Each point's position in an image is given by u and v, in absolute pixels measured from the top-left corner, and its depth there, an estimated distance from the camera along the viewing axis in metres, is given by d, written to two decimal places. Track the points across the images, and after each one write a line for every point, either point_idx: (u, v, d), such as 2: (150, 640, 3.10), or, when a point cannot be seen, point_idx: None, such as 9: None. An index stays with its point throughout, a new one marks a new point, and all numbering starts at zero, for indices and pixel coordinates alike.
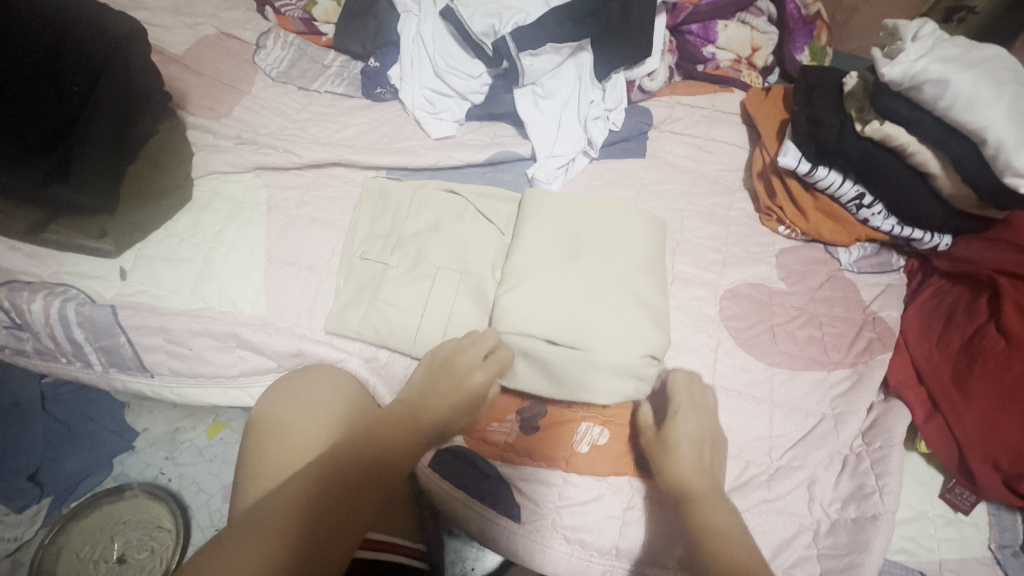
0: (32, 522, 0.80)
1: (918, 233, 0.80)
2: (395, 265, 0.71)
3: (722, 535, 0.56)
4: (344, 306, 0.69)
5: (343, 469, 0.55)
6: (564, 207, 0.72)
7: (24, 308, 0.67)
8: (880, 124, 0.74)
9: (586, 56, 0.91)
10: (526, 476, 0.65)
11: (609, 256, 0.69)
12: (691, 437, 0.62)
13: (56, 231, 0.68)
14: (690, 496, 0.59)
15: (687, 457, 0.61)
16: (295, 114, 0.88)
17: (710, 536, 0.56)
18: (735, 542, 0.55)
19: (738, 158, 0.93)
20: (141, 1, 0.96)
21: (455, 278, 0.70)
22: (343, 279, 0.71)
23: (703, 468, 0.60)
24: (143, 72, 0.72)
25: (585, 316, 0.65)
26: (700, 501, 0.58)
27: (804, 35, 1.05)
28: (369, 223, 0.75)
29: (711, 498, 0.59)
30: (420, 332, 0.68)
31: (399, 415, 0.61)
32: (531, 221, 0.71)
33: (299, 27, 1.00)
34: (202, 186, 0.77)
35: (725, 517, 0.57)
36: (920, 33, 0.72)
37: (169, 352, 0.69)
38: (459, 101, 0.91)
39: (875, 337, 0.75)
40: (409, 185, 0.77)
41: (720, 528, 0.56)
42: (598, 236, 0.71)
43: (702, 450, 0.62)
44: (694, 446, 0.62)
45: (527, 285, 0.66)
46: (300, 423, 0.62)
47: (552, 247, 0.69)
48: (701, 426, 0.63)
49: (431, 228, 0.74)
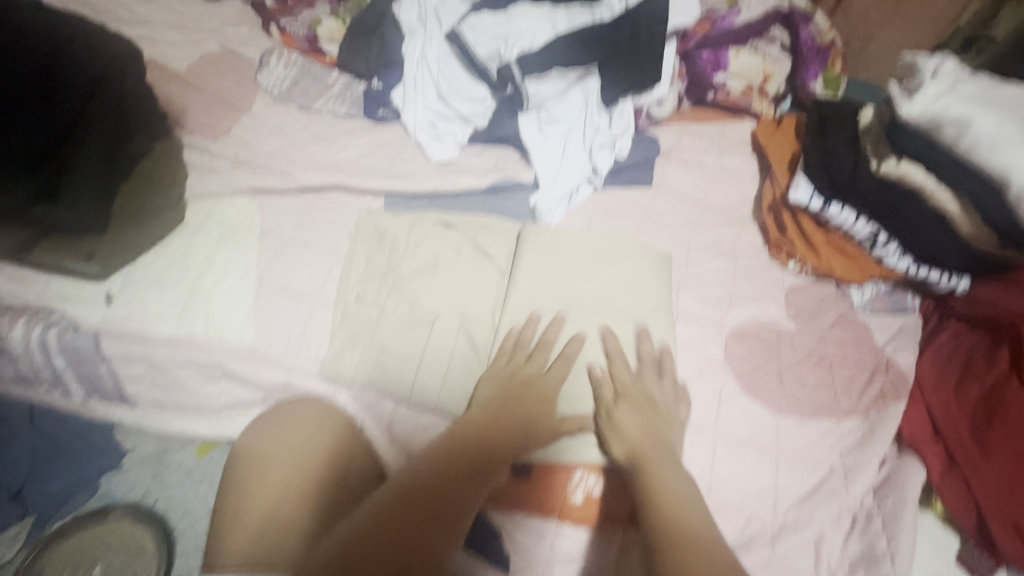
0: (13, 542, 0.80)
1: (935, 274, 0.74)
2: (391, 308, 0.69)
3: (670, 500, 0.54)
4: (340, 349, 0.68)
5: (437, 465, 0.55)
6: (556, 246, 0.73)
7: (3, 335, 0.65)
8: (897, 161, 0.74)
9: (593, 82, 0.87)
10: (519, 523, 0.61)
11: (609, 309, 0.70)
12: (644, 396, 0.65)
13: (43, 253, 0.66)
14: (637, 459, 0.59)
15: (630, 421, 0.62)
16: (294, 134, 0.86)
17: (659, 499, 0.54)
18: (676, 497, 0.54)
19: (747, 189, 0.90)
20: (145, 16, 0.95)
21: (456, 324, 0.68)
22: (338, 321, 0.69)
23: (647, 431, 0.61)
24: (137, 93, 0.72)
25: (575, 372, 0.66)
26: (649, 464, 0.58)
27: (819, 63, 1.03)
28: (365, 261, 0.72)
29: (659, 459, 0.59)
30: (416, 383, 0.66)
31: (461, 462, 0.56)
32: (528, 269, 0.71)
33: (303, 45, 0.99)
34: (195, 208, 0.75)
35: (671, 474, 0.57)
36: (939, 73, 0.73)
37: (152, 382, 0.67)
38: (461, 124, 0.88)
39: (888, 384, 0.72)
40: (406, 220, 0.75)
41: (664, 487, 0.55)
42: (599, 282, 0.72)
43: (646, 414, 0.63)
44: (636, 414, 0.63)
45: (531, 343, 0.67)
46: (289, 455, 0.60)
47: (549, 295, 0.70)
48: (640, 388, 0.65)
49: (429, 267, 0.71)
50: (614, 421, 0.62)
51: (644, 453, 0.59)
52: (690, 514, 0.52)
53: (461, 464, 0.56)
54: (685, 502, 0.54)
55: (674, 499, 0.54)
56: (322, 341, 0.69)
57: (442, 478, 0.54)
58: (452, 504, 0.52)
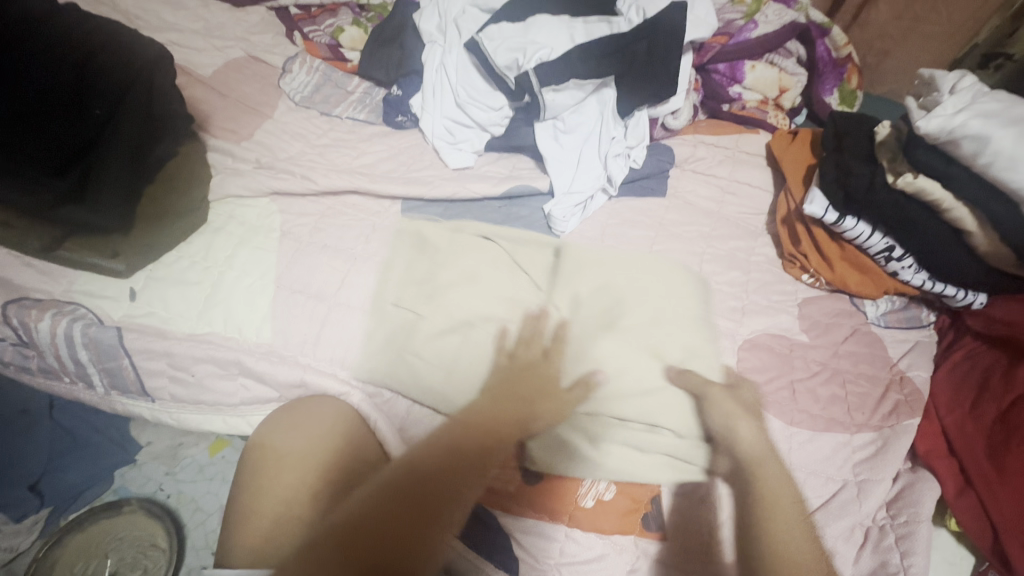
0: (30, 533, 0.81)
1: (951, 289, 0.76)
2: (426, 316, 0.68)
3: (775, 505, 0.59)
4: (372, 354, 0.68)
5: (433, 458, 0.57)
6: (591, 262, 0.76)
7: (31, 326, 0.66)
8: (913, 176, 0.72)
9: (609, 92, 0.90)
10: (529, 530, 0.62)
11: (653, 319, 0.70)
12: (754, 401, 0.68)
13: (71, 249, 0.67)
14: (748, 462, 0.62)
15: (744, 423, 0.64)
16: (316, 139, 0.88)
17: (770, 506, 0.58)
18: (785, 503, 0.59)
19: (761, 202, 0.91)
20: (174, 23, 0.98)
21: (493, 333, 0.68)
22: (373, 326, 0.69)
23: (757, 434, 0.64)
24: (166, 97, 0.74)
25: (622, 378, 0.65)
26: (760, 465, 0.62)
27: (833, 78, 1.07)
28: (404, 268, 0.73)
29: (768, 464, 0.62)
30: (447, 390, 0.65)
31: (446, 455, 0.58)
32: (570, 281, 0.73)
33: (326, 53, 1.01)
34: (218, 210, 0.77)
35: (778, 478, 0.61)
36: (958, 86, 0.70)
37: (171, 377, 0.69)
38: (479, 132, 0.91)
39: (902, 400, 0.71)
40: (446, 231, 0.77)
41: (767, 490, 0.60)
42: (642, 292, 0.72)
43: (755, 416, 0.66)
44: (743, 417, 0.65)
45: (576, 353, 0.67)
46: (300, 452, 0.61)
47: (589, 308, 0.70)
48: (743, 397, 0.68)
49: (467, 279, 0.72)
50: (730, 420, 0.64)
51: (755, 454, 0.63)
52: (790, 527, 0.58)
53: (451, 456, 0.57)
54: (791, 510, 0.59)
55: (780, 506, 0.59)
56: (339, 342, 0.69)
57: (428, 475, 0.56)
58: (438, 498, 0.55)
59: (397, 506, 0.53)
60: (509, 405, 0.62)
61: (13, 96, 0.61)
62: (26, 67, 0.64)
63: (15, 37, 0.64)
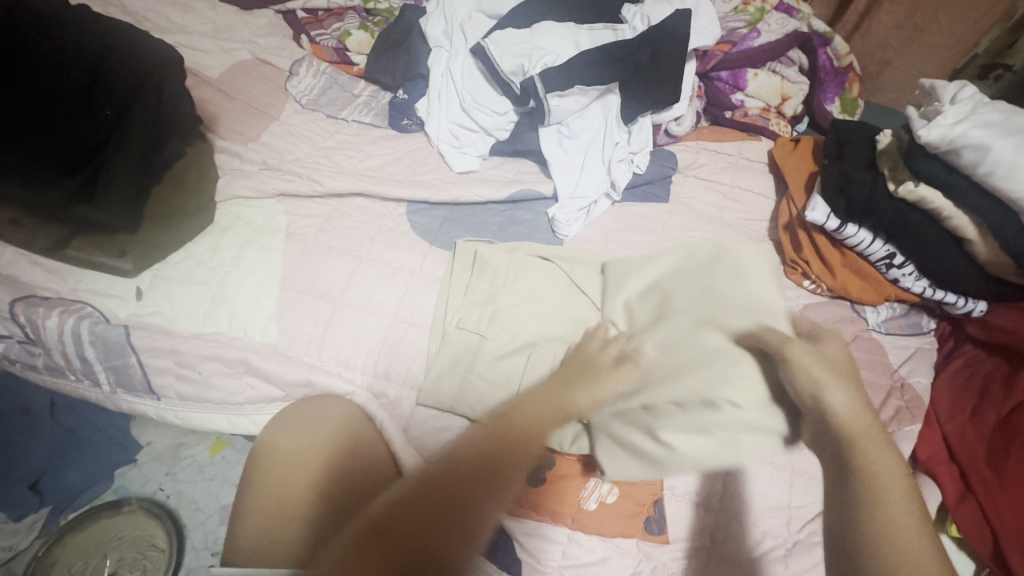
0: (30, 531, 0.80)
1: (952, 296, 0.77)
2: (490, 337, 0.69)
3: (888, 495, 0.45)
4: (437, 376, 0.67)
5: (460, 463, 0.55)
6: (653, 267, 0.74)
7: (39, 323, 0.66)
8: (914, 185, 0.73)
9: (614, 99, 0.90)
10: (533, 532, 0.62)
11: (712, 300, 0.66)
12: (839, 358, 0.55)
13: (78, 248, 0.67)
14: (853, 439, 0.48)
15: (836, 389, 0.51)
16: (321, 141, 0.89)
17: (881, 499, 0.45)
18: (901, 493, 0.45)
19: (763, 208, 0.91)
20: (182, 24, 0.99)
21: (557, 351, 0.69)
22: (436, 348, 0.69)
23: (859, 405, 0.50)
24: (176, 98, 0.74)
25: (678, 367, 0.63)
26: (864, 445, 0.48)
27: (835, 86, 1.09)
28: (464, 289, 0.72)
29: (871, 440, 0.48)
30: None
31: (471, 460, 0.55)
32: (619, 288, 0.73)
33: (332, 56, 1.02)
34: (225, 210, 0.77)
35: (888, 459, 0.47)
36: (959, 96, 0.71)
37: (178, 375, 0.69)
38: (484, 136, 0.92)
39: (903, 406, 0.71)
40: (503, 253, 0.76)
41: (880, 477, 0.46)
42: (696, 277, 0.70)
43: (842, 376, 0.53)
44: (836, 383, 0.51)
45: (630, 352, 0.67)
46: (303, 451, 0.61)
47: (642, 314, 0.71)
48: (830, 356, 0.55)
49: (528, 301, 0.72)
50: (818, 385, 0.52)
51: (856, 428, 0.49)
52: (908, 524, 0.44)
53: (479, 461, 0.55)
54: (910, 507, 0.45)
55: (893, 503, 0.45)
56: (344, 342, 0.70)
57: (452, 480, 0.53)
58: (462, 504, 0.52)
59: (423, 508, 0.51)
60: (542, 410, 0.61)
61: (23, 100, 0.63)
62: (40, 71, 0.65)
63: (26, 44, 0.66)
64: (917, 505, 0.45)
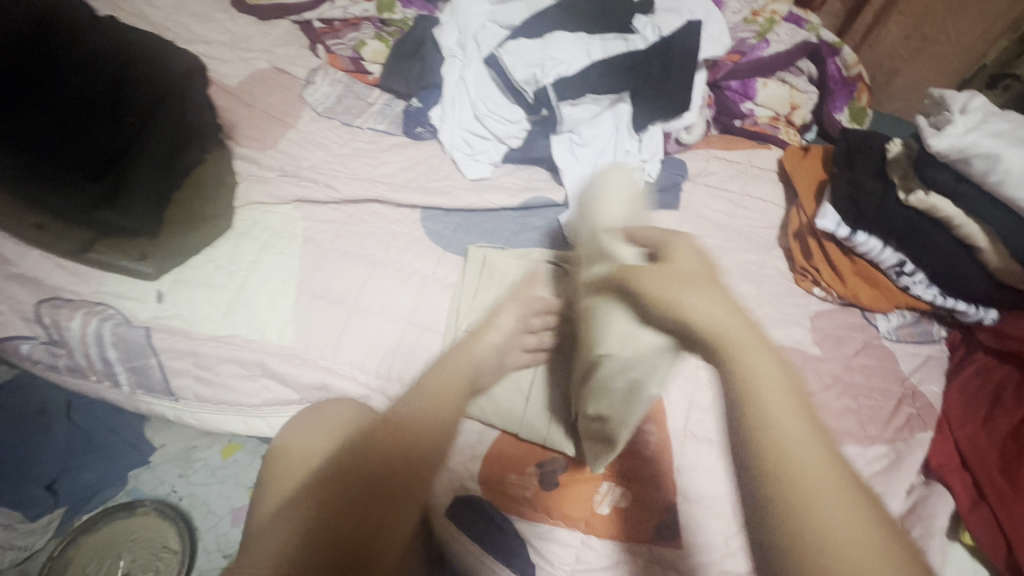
0: (45, 532, 0.81)
1: (962, 305, 0.77)
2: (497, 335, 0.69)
3: (772, 412, 0.37)
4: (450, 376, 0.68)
5: (368, 458, 0.57)
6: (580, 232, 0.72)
7: (63, 325, 0.68)
8: (925, 194, 0.74)
9: (624, 107, 0.91)
10: (546, 535, 0.62)
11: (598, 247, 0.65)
12: (692, 262, 0.48)
13: (101, 251, 0.68)
14: (720, 346, 0.41)
15: (690, 297, 0.43)
16: (337, 148, 0.90)
17: (767, 428, 0.37)
18: (782, 406, 0.38)
19: (773, 216, 0.92)
20: (202, 35, 1.01)
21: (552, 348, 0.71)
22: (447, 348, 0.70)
23: (728, 305, 0.43)
24: (198, 108, 0.78)
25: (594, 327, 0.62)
26: (740, 351, 0.40)
27: (843, 95, 1.08)
28: (473, 293, 0.74)
29: (747, 348, 0.40)
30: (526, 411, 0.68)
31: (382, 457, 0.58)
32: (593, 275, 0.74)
33: (348, 66, 1.04)
34: (243, 215, 0.78)
35: (769, 366, 0.39)
36: (968, 106, 0.71)
37: (196, 377, 0.70)
38: (496, 144, 0.93)
39: (915, 414, 0.72)
40: (512, 258, 0.78)
41: (759, 395, 0.38)
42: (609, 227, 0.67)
43: (708, 289, 0.44)
44: (695, 288, 0.44)
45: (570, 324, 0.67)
46: (307, 446, 0.62)
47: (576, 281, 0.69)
48: (676, 266, 0.47)
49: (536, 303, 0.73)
50: (675, 300, 0.44)
51: (720, 333, 0.41)
52: (814, 454, 0.36)
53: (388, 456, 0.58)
54: (812, 434, 0.37)
55: (799, 439, 0.37)
56: (359, 345, 0.71)
57: (366, 477, 0.56)
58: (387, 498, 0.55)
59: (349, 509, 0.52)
60: (446, 388, 0.65)
61: (54, 107, 0.66)
62: (69, 81, 0.68)
63: (56, 54, 0.69)
64: (804, 412, 0.38)
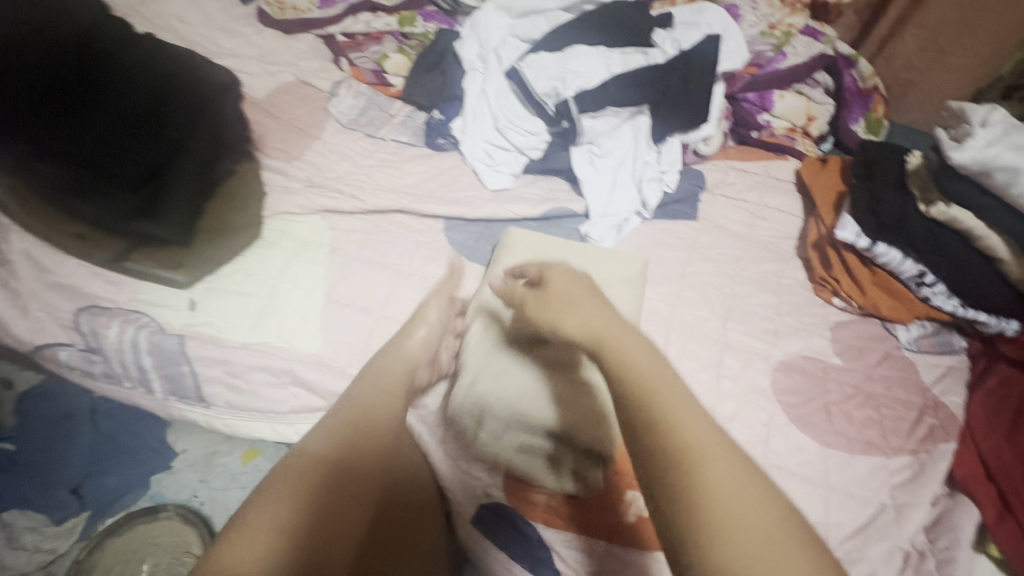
0: (69, 535, 0.82)
1: (983, 316, 0.77)
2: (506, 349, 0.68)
3: (638, 377, 0.43)
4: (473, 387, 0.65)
5: (336, 442, 0.54)
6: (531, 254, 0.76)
7: (100, 333, 0.70)
8: (945, 206, 0.76)
9: (643, 120, 0.92)
10: (571, 544, 0.61)
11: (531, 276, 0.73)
12: (566, 281, 0.57)
13: (135, 261, 0.70)
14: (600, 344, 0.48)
15: (567, 315, 0.52)
16: (361, 159, 0.92)
17: (639, 388, 0.43)
18: (650, 365, 0.44)
19: (791, 227, 0.93)
20: (229, 49, 1.04)
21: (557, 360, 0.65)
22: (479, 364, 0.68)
23: (592, 312, 0.51)
24: (232, 122, 0.81)
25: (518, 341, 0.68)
26: (608, 343, 0.47)
27: (860, 106, 1.11)
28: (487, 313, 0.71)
29: (626, 338, 0.47)
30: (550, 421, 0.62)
31: (344, 439, 0.55)
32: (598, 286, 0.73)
33: (371, 79, 1.05)
34: (271, 227, 0.78)
35: (636, 344, 0.46)
36: (989, 119, 0.72)
37: (227, 384, 0.72)
38: (517, 155, 0.94)
39: (937, 424, 0.72)
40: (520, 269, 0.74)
41: (635, 367, 0.44)
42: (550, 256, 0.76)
43: (577, 299, 0.54)
44: (565, 308, 0.53)
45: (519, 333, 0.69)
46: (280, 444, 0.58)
47: None
48: (565, 285, 0.56)
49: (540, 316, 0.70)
50: (556, 321, 0.53)
51: (594, 332, 0.49)
52: (686, 415, 0.41)
53: (353, 438, 0.55)
54: (681, 394, 0.43)
55: (668, 402, 0.42)
56: None
57: (333, 462, 0.52)
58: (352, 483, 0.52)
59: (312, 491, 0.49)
60: (385, 380, 0.62)
61: (100, 124, 0.70)
62: (113, 98, 0.72)
63: (104, 73, 0.74)
64: (687, 390, 0.43)
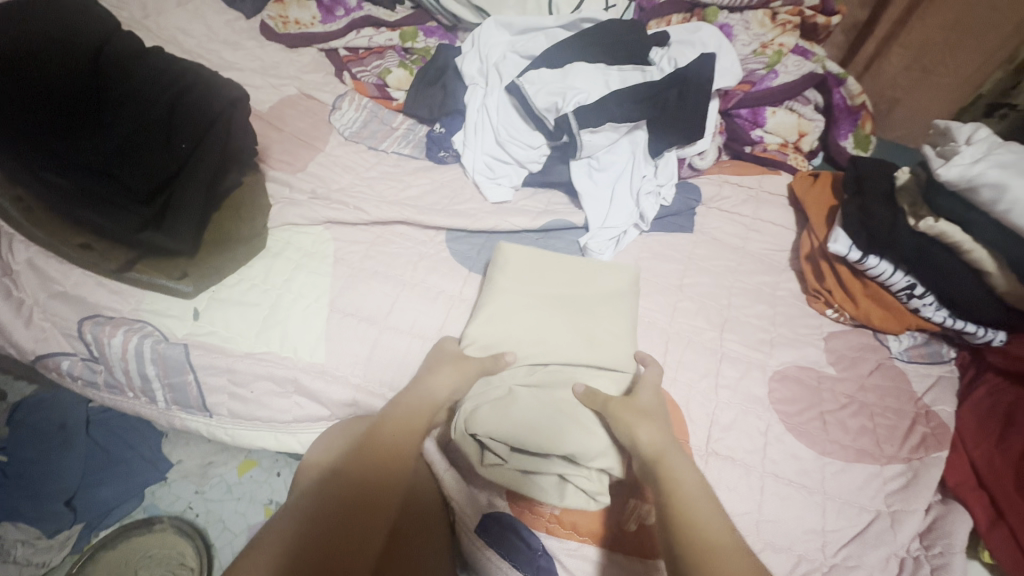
0: (62, 548, 0.80)
1: (971, 326, 0.79)
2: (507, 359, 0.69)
3: (684, 494, 0.53)
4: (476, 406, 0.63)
5: (347, 473, 0.58)
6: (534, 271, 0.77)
7: (104, 341, 0.70)
8: (935, 220, 0.77)
9: (640, 134, 0.95)
10: (576, 553, 0.62)
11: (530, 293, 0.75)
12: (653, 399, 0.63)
13: (141, 270, 0.71)
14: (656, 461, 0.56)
15: (645, 427, 0.59)
16: (363, 171, 0.93)
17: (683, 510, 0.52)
18: (696, 493, 0.54)
19: (784, 239, 0.95)
20: (233, 62, 1.05)
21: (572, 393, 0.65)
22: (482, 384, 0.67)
23: (662, 429, 0.60)
24: (240, 132, 0.80)
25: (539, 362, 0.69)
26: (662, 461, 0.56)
27: (849, 123, 1.13)
28: (486, 319, 0.71)
29: (677, 459, 0.57)
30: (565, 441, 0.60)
31: (357, 469, 0.58)
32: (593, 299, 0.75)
33: (373, 92, 1.07)
34: (276, 236, 0.81)
35: (685, 468, 0.56)
36: (974, 137, 0.75)
37: (231, 394, 0.72)
38: (517, 168, 0.96)
39: (929, 433, 0.74)
40: (514, 281, 0.75)
41: (683, 487, 0.54)
42: (552, 272, 0.77)
43: (659, 412, 0.62)
44: (646, 419, 0.60)
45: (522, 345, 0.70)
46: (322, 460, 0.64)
47: (533, 307, 0.73)
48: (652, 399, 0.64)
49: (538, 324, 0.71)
50: (628, 423, 0.59)
51: (659, 449, 0.57)
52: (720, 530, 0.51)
53: (361, 474, 0.57)
54: (717, 515, 0.52)
55: (708, 522, 0.51)
56: (390, 365, 0.73)
57: (338, 493, 0.56)
58: (359, 514, 0.55)
59: (315, 526, 0.54)
60: (408, 420, 0.61)
61: (114, 134, 0.69)
62: (124, 107, 0.71)
63: (115, 79, 0.72)
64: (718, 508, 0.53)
